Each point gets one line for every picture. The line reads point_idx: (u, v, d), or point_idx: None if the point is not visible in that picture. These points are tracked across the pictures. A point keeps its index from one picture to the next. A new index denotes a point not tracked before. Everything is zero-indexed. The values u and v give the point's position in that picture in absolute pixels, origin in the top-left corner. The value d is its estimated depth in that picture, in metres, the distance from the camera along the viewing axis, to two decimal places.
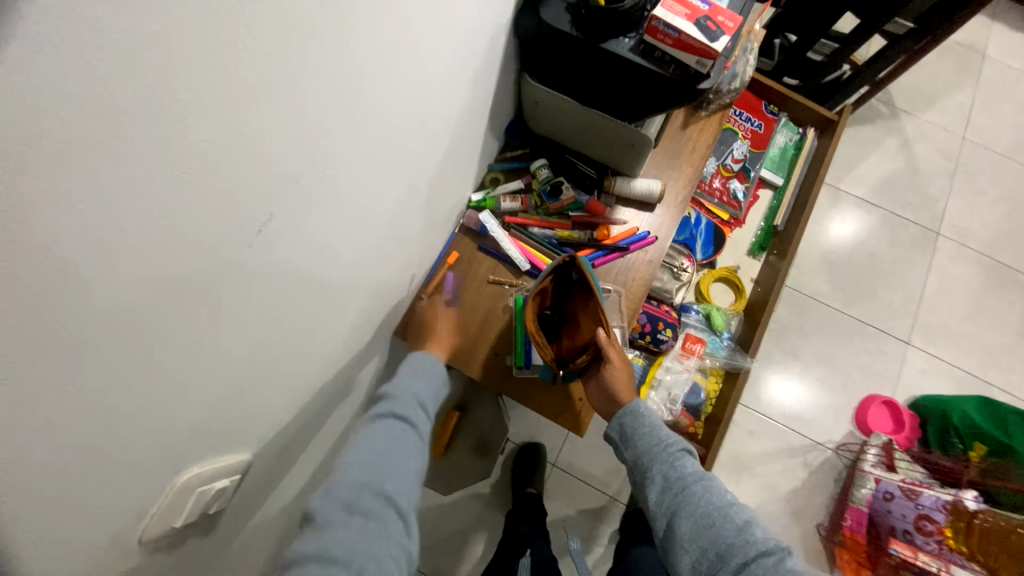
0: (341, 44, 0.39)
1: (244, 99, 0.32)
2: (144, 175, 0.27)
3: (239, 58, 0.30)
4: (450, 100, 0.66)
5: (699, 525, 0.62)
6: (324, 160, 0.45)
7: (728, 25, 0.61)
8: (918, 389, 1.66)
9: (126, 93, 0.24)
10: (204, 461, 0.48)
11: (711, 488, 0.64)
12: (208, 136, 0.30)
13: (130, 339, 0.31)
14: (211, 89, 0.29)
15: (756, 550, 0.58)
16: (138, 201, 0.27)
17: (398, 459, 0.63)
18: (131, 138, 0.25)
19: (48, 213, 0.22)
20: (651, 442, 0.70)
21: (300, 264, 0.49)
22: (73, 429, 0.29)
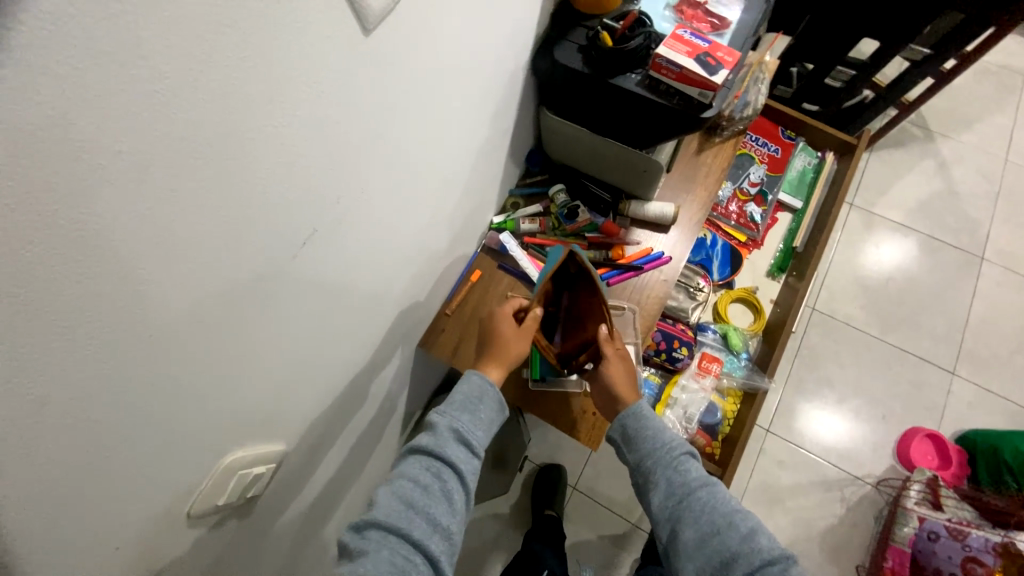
0: (373, 88, 0.47)
1: (288, 133, 0.39)
2: (207, 192, 0.34)
3: (285, 103, 0.38)
4: (472, 132, 0.73)
5: (703, 531, 0.63)
6: (355, 186, 0.52)
7: (728, 60, 0.66)
8: (967, 423, 1.56)
9: (192, 130, 0.31)
10: (245, 447, 0.54)
11: (716, 494, 0.66)
12: (257, 162, 0.38)
13: (183, 327, 0.38)
14: (261, 126, 0.36)
15: (761, 558, 0.59)
16: (201, 212, 0.34)
17: (437, 498, 0.59)
18: (191, 161, 0.32)
19: (136, 216, 0.30)
20: (655, 446, 0.71)
21: (335, 276, 0.56)
22: (132, 397, 0.36)
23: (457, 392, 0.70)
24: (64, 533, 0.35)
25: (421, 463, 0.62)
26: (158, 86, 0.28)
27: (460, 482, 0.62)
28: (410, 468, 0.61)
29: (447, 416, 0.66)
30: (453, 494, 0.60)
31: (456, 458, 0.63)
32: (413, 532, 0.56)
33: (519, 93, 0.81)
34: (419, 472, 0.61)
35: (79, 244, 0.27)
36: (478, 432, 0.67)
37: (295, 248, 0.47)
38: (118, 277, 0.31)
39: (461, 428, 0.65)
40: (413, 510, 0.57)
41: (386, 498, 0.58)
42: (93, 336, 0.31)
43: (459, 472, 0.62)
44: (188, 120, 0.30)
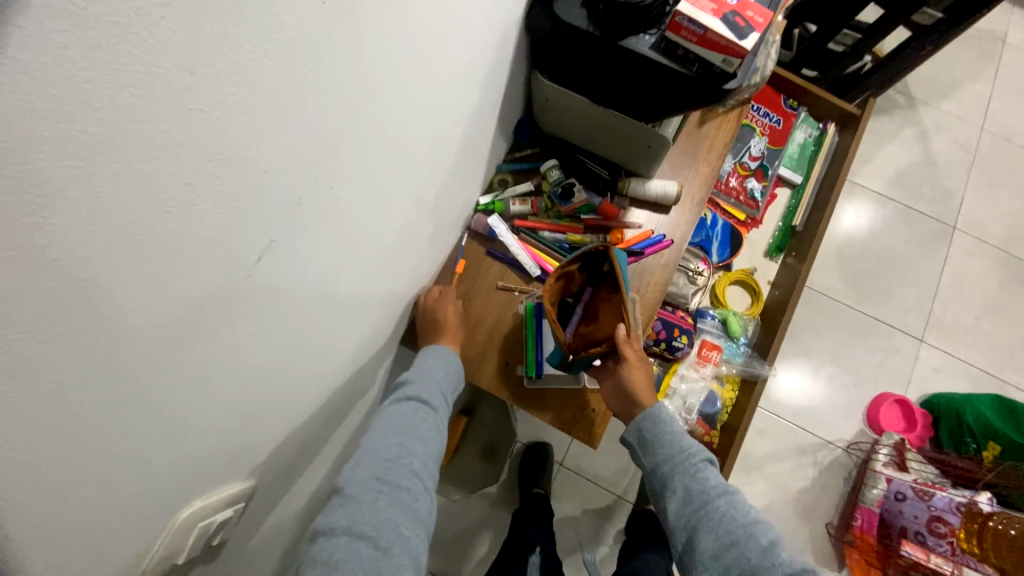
0: (346, 56, 0.36)
1: (241, 126, 0.29)
2: (127, 219, 0.24)
3: (239, 87, 0.27)
4: (458, 105, 0.62)
5: (720, 541, 0.62)
6: (327, 181, 0.42)
7: (758, 21, 0.57)
8: (931, 388, 1.63)
9: (92, 130, 0.20)
10: (205, 496, 0.45)
11: (735, 503, 0.65)
12: (201, 171, 0.27)
13: (108, 389, 0.28)
14: (206, 121, 0.26)
15: (783, 572, 0.57)
16: (119, 247, 0.24)
17: (422, 438, 0.64)
18: (99, 177, 0.21)
19: (15, 268, 0.20)
20: (673, 452, 0.71)
21: (304, 287, 0.47)
22: (42, 491, 0.26)
23: (428, 355, 0.75)
24: None
25: (409, 407, 0.67)
26: (33, 72, 0.17)
27: (443, 427, 0.69)
28: (400, 412, 0.66)
29: (424, 372, 0.72)
30: (438, 435, 0.67)
31: (438, 405, 0.70)
32: (412, 463, 0.61)
33: (511, 56, 0.70)
34: (407, 414, 0.66)
35: None
36: (452, 386, 0.74)
37: (253, 266, 0.37)
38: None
39: (441, 380, 0.73)
40: (409, 445, 0.62)
41: (380, 437, 0.62)
42: None
43: (441, 417, 0.69)
44: (91, 121, 0.20)
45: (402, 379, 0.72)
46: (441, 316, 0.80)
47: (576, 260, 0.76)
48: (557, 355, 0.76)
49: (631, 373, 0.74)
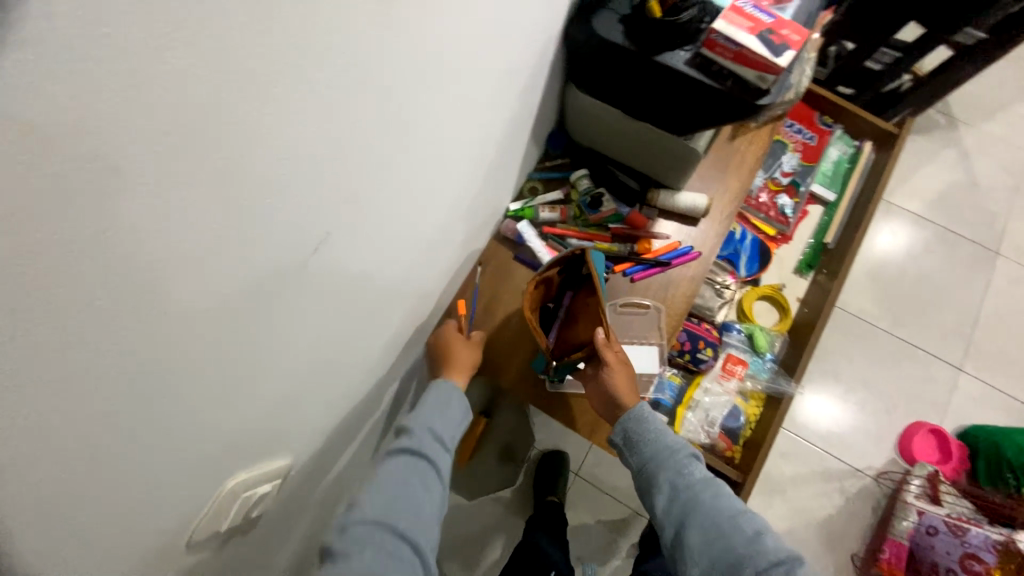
0: (396, 63, 0.40)
1: (302, 124, 0.32)
2: (207, 198, 0.27)
3: (304, 85, 0.31)
4: (497, 114, 0.66)
5: (708, 534, 0.64)
6: (374, 177, 0.45)
7: (794, 40, 0.59)
8: (968, 419, 1.56)
9: (184, 121, 0.24)
10: (251, 468, 0.49)
11: (721, 496, 0.67)
12: (267, 157, 0.31)
13: (181, 355, 0.32)
14: (275, 112, 0.29)
15: (768, 560, 0.60)
16: (198, 221, 0.28)
17: (415, 495, 0.64)
18: (187, 161, 0.25)
19: (123, 241, 0.24)
20: (658, 450, 0.72)
21: (348, 279, 0.50)
22: (115, 443, 0.30)
23: (428, 396, 0.75)
24: None
25: (404, 460, 0.67)
26: (144, 68, 0.21)
27: (440, 476, 0.69)
28: (391, 467, 0.67)
29: (420, 418, 0.72)
30: (433, 487, 0.67)
31: (434, 454, 0.69)
32: (398, 524, 0.61)
33: (548, 69, 0.73)
34: (399, 469, 0.66)
35: (40, 274, 0.21)
36: (451, 430, 0.74)
37: (305, 252, 0.40)
38: (98, 310, 0.24)
39: (437, 427, 0.72)
40: (397, 505, 0.63)
41: (368, 497, 0.63)
42: (70, 381, 0.25)
43: (438, 467, 0.69)
44: (186, 107, 0.23)
45: (403, 426, 0.72)
46: (450, 346, 0.80)
47: (554, 265, 0.78)
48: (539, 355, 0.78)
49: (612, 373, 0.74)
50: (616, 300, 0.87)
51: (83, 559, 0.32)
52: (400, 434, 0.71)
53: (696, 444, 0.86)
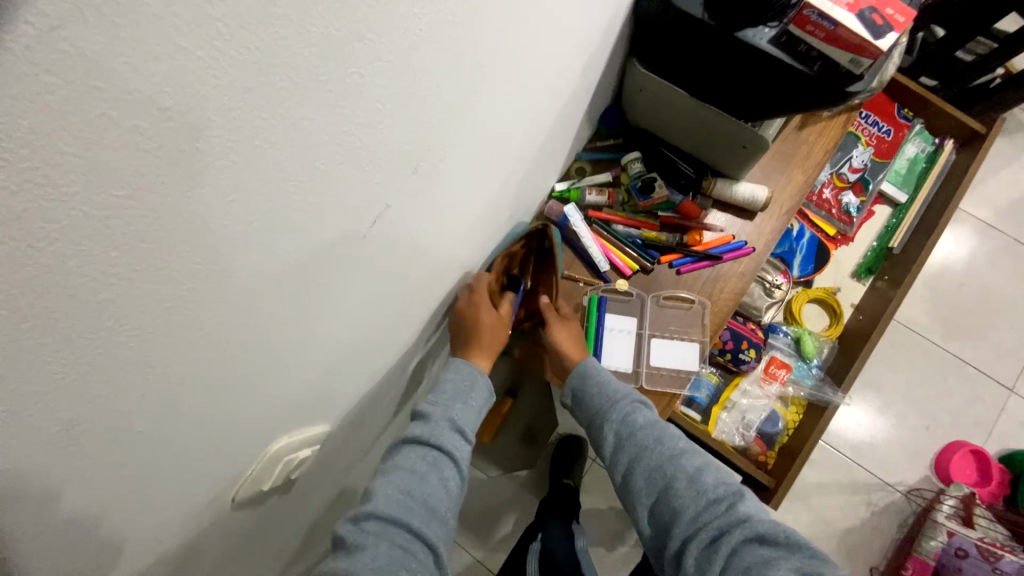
0: (464, 24, 0.37)
1: (370, 85, 0.30)
2: (273, 161, 0.26)
3: (374, 43, 0.29)
4: (557, 88, 0.62)
5: (652, 476, 0.64)
6: (434, 146, 0.43)
7: (899, 20, 0.52)
8: (1014, 443, 1.48)
9: (257, 77, 0.22)
10: (292, 432, 0.49)
11: (663, 438, 0.66)
12: (333, 122, 0.29)
13: (238, 319, 0.31)
14: (343, 71, 0.28)
15: (708, 499, 0.59)
16: (258, 188, 0.27)
17: (430, 489, 0.59)
18: (259, 120, 0.24)
19: (195, 203, 0.23)
20: (601, 404, 0.71)
21: (397, 254, 0.49)
22: (173, 402, 0.30)
23: (447, 378, 0.70)
24: (97, 542, 0.31)
25: (417, 452, 0.62)
26: (226, 18, 0.20)
27: (457, 470, 0.63)
28: (406, 458, 0.61)
29: (438, 405, 0.66)
30: (449, 482, 0.62)
31: (453, 448, 0.64)
32: (413, 522, 0.56)
33: (613, 41, 0.68)
34: (416, 461, 0.61)
35: (107, 238, 0.20)
36: (471, 419, 0.68)
37: (362, 224, 0.39)
38: (168, 268, 0.24)
39: (457, 418, 0.66)
40: (411, 501, 0.57)
41: (382, 489, 0.58)
42: (135, 340, 0.25)
43: (456, 462, 0.63)
44: (252, 66, 0.22)
45: (417, 411, 0.66)
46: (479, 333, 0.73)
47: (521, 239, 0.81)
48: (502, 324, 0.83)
49: (559, 333, 0.78)
50: (660, 291, 0.84)
51: (135, 509, 0.33)
52: (413, 419, 0.66)
53: (729, 446, 0.84)
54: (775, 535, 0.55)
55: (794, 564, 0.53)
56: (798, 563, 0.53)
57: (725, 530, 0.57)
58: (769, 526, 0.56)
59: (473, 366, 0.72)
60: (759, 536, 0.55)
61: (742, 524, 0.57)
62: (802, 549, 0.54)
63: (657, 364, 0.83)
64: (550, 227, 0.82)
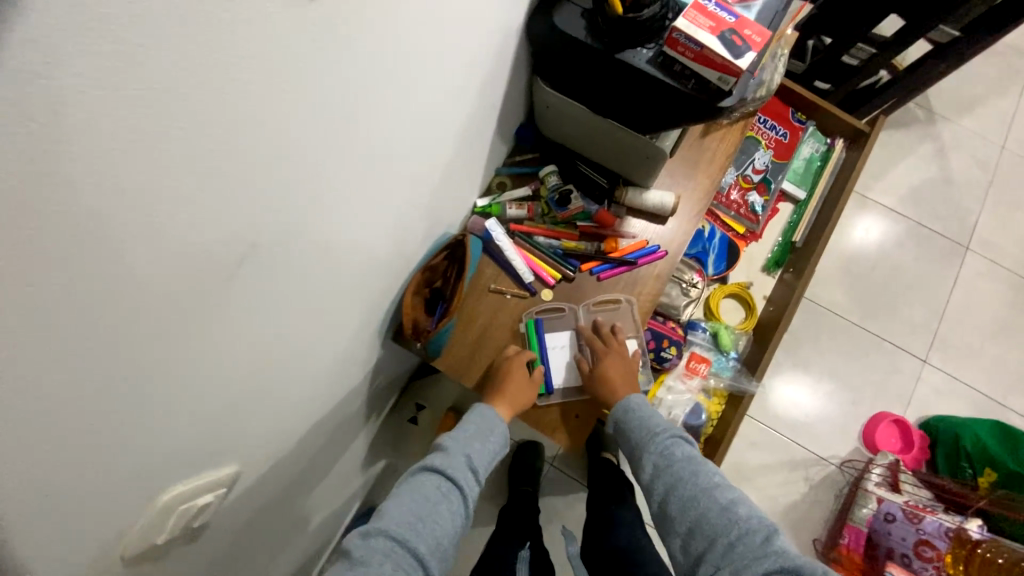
0: (332, 72, 0.37)
1: (226, 141, 0.30)
2: (120, 232, 0.25)
3: (224, 99, 0.28)
4: (457, 111, 0.64)
5: (686, 505, 0.66)
6: (324, 185, 0.43)
7: (755, 40, 0.56)
8: (932, 410, 1.60)
9: (78, 155, 0.21)
10: (186, 480, 0.48)
11: (699, 469, 0.68)
12: (189, 181, 0.28)
13: (105, 395, 0.30)
14: (193, 133, 0.27)
15: (740, 528, 0.61)
16: (107, 263, 0.25)
17: (437, 520, 0.61)
18: (91, 195, 0.23)
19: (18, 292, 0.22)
20: (640, 435, 0.75)
21: (299, 293, 0.48)
22: (38, 497, 0.28)
23: (470, 418, 0.74)
24: None
25: (433, 482, 0.64)
26: (28, 103, 0.19)
27: (465, 506, 0.64)
28: (420, 484, 0.64)
29: (459, 441, 0.69)
30: (456, 515, 0.63)
31: (465, 483, 0.66)
32: (418, 547, 0.58)
33: (510, 62, 0.71)
34: (432, 491, 0.63)
35: None
36: (488, 464, 0.70)
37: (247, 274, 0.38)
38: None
39: (474, 456, 0.69)
40: (418, 527, 0.59)
41: (393, 509, 0.60)
42: None
43: (466, 495, 0.65)
44: (59, 154, 0.21)
45: (437, 443, 0.69)
46: (505, 368, 0.80)
47: (441, 251, 0.82)
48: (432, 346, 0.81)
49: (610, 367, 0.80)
50: (587, 298, 0.87)
51: None
52: (433, 451, 0.69)
53: None
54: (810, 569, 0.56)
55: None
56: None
57: (756, 559, 0.58)
58: (802, 560, 0.56)
59: (495, 413, 0.75)
60: (792, 567, 0.56)
61: (772, 556, 0.58)
62: None
63: None
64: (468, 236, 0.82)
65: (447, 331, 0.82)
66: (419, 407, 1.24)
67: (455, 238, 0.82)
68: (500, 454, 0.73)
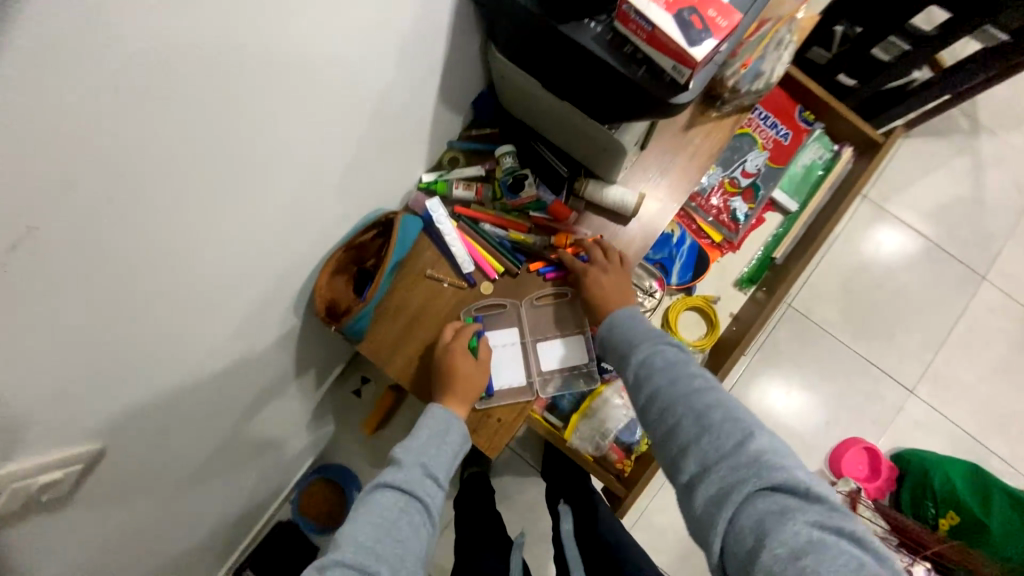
0: (104, 17, 0.30)
1: None
2: None
3: None
4: (367, 73, 0.56)
5: (665, 415, 0.60)
6: (131, 148, 0.37)
7: (720, 24, 0.46)
8: (907, 442, 1.53)
9: None
10: (21, 457, 0.45)
11: (680, 378, 0.61)
12: None
13: None
14: None
15: (720, 439, 0.54)
16: None
17: (400, 536, 0.57)
18: None
19: None
20: (623, 347, 0.68)
21: (131, 266, 0.44)
22: None
23: (423, 423, 0.70)
24: None
25: (389, 496, 0.60)
26: None
27: (428, 517, 0.61)
28: (377, 503, 0.59)
29: (411, 450, 0.66)
30: (420, 530, 0.59)
31: (424, 494, 0.62)
32: (382, 568, 0.53)
33: (446, 20, 0.61)
34: (390, 506, 0.59)
35: None
36: (444, 466, 0.67)
37: (14, 253, 0.33)
38: None
39: (429, 464, 0.65)
40: (381, 546, 0.55)
41: (350, 534, 0.56)
42: None
43: (426, 508, 0.61)
44: None
45: (390, 458, 0.66)
46: (456, 364, 0.73)
47: (370, 229, 0.76)
48: (354, 329, 0.75)
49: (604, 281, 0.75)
50: (530, 296, 0.80)
51: None
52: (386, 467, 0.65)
53: (586, 455, 0.87)
54: (792, 485, 0.50)
55: (811, 515, 0.48)
56: (816, 516, 0.48)
57: (734, 476, 0.52)
58: (784, 475, 0.51)
59: (446, 410, 0.71)
60: (772, 484, 0.50)
61: (754, 469, 0.52)
62: (817, 501, 0.49)
63: (548, 368, 0.81)
64: (400, 214, 0.76)
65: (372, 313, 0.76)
66: (364, 380, 1.30)
67: (388, 214, 0.77)
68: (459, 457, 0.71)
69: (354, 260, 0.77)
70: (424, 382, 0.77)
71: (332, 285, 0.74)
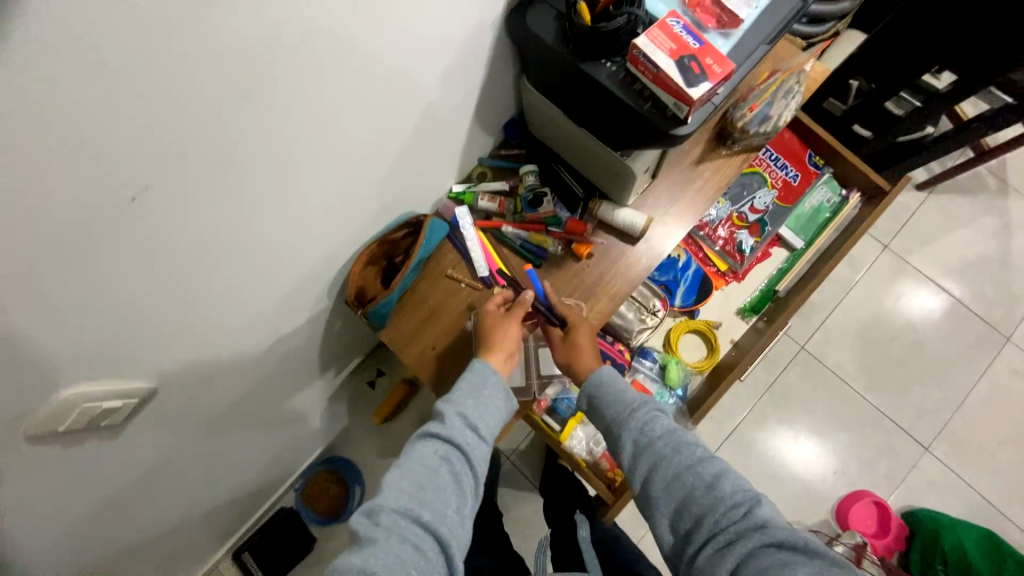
0: (224, 36, 0.41)
1: (96, 84, 0.35)
2: None
3: (93, 46, 0.34)
4: (413, 92, 0.66)
5: (670, 485, 0.61)
6: (218, 131, 0.47)
7: (715, 71, 0.54)
8: (920, 501, 1.47)
9: None
10: (94, 381, 0.54)
11: (681, 449, 0.63)
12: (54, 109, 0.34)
13: None
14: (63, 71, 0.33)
15: (725, 505, 0.57)
16: None
17: (440, 486, 0.61)
18: None
19: None
20: (619, 411, 0.70)
21: (202, 230, 0.53)
22: None
23: (464, 377, 0.73)
24: None
25: (433, 447, 0.65)
26: None
27: (470, 467, 0.65)
28: (420, 454, 0.64)
29: (453, 402, 0.69)
30: (462, 478, 0.63)
31: (464, 443, 0.66)
32: (423, 515, 0.59)
33: (485, 54, 0.71)
34: (433, 458, 0.64)
35: None
36: (486, 416, 0.69)
37: (118, 205, 0.43)
38: None
39: (469, 414, 0.68)
40: (423, 495, 0.60)
41: (393, 484, 0.61)
42: None
43: (468, 455, 0.65)
44: None
45: (433, 410, 0.70)
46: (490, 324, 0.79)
47: (401, 228, 0.85)
48: (374, 315, 0.83)
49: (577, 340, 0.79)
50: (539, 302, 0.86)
51: None
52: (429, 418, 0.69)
53: (580, 459, 0.92)
54: (793, 541, 0.53)
55: (815, 570, 0.51)
56: (820, 568, 0.51)
57: (741, 535, 0.55)
58: (786, 532, 0.54)
59: (486, 364, 0.74)
60: (776, 541, 0.53)
61: (760, 533, 0.55)
62: (822, 555, 0.52)
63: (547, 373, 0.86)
64: (429, 217, 0.85)
65: (393, 302, 0.84)
66: (380, 373, 1.36)
67: (417, 216, 0.86)
68: (505, 406, 0.72)
69: (384, 254, 0.86)
70: (432, 370, 0.84)
71: (363, 274, 0.84)
